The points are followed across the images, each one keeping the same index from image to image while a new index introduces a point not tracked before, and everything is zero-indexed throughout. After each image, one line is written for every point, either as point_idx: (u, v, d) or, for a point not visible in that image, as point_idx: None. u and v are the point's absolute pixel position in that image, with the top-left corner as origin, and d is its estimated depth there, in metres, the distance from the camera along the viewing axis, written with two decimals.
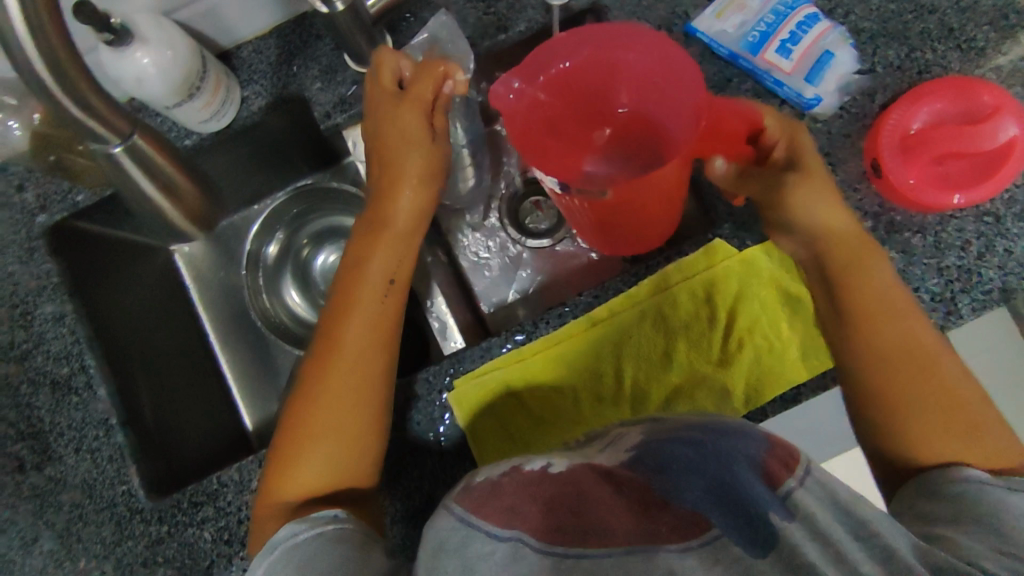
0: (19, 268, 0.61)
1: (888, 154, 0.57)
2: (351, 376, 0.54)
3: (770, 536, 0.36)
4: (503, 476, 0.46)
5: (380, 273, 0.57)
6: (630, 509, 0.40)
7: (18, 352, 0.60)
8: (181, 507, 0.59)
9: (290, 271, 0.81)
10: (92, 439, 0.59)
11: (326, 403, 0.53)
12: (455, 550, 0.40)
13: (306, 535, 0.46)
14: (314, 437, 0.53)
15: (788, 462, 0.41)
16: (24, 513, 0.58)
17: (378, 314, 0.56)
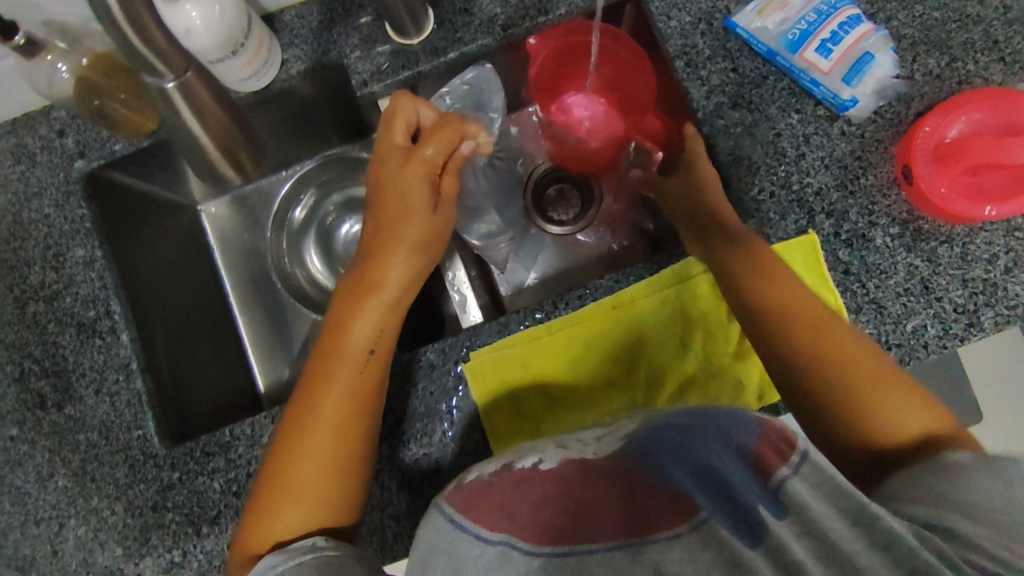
0: (56, 210, 0.63)
1: (922, 162, 0.56)
2: (331, 434, 0.52)
3: (760, 529, 0.35)
4: (493, 477, 0.47)
5: (367, 336, 0.55)
6: (616, 503, 0.40)
7: (48, 292, 0.62)
8: (193, 456, 0.60)
9: (313, 234, 0.82)
10: (112, 382, 0.61)
11: (313, 454, 0.52)
12: (443, 550, 0.43)
13: (284, 566, 0.46)
14: (298, 483, 0.51)
15: (783, 451, 0.40)
16: (43, 448, 0.60)
17: (361, 381, 0.54)
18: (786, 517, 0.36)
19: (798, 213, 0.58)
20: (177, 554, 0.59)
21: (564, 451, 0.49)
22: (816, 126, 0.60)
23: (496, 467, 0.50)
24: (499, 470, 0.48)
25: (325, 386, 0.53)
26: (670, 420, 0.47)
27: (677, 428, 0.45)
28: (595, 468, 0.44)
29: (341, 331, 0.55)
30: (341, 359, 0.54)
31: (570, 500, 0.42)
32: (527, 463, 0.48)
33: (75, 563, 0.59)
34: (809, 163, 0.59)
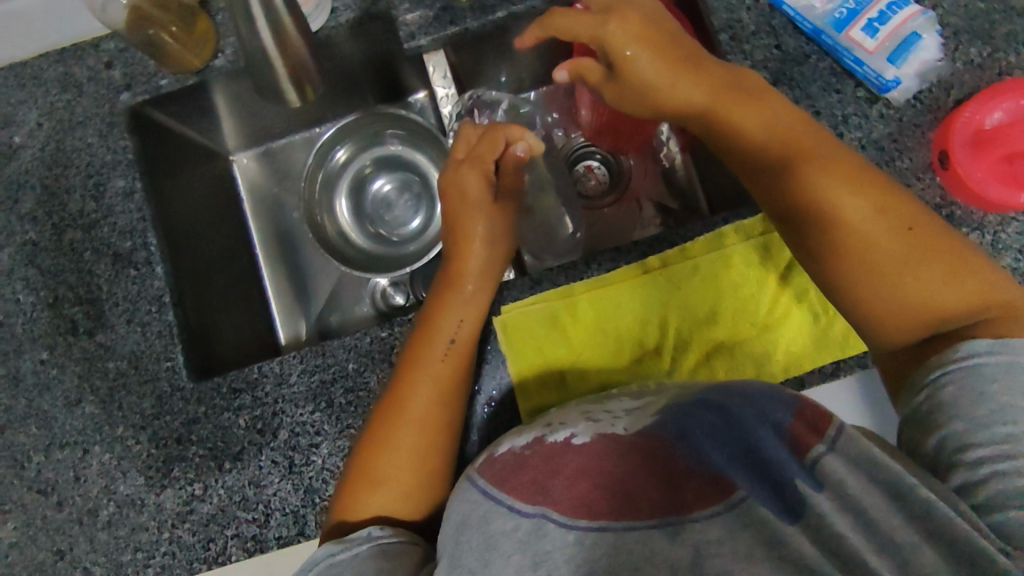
0: (99, 140, 0.63)
1: (959, 147, 0.57)
2: (415, 426, 0.53)
3: (799, 504, 0.38)
4: (526, 451, 0.45)
5: (448, 330, 0.56)
6: (654, 480, 0.40)
7: (87, 221, 0.62)
8: (220, 392, 0.60)
9: (347, 187, 0.82)
10: (144, 313, 0.61)
11: (398, 441, 0.53)
12: (477, 525, 0.43)
13: (343, 555, 0.48)
14: (385, 467, 0.53)
15: (817, 428, 0.41)
16: (73, 373, 0.61)
17: (442, 373, 0.54)
18: (822, 491, 0.39)
19: None
20: (198, 487, 0.59)
21: (595, 424, 0.46)
22: (855, 107, 0.60)
23: (528, 440, 0.47)
24: (532, 443, 0.46)
25: (410, 380, 0.54)
26: (707, 394, 0.45)
27: (715, 406, 0.43)
28: (631, 441, 0.42)
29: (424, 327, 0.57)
30: (426, 350, 0.55)
31: (605, 476, 0.41)
32: (560, 436, 0.45)
33: (97, 489, 0.59)
34: (846, 142, 0.60)
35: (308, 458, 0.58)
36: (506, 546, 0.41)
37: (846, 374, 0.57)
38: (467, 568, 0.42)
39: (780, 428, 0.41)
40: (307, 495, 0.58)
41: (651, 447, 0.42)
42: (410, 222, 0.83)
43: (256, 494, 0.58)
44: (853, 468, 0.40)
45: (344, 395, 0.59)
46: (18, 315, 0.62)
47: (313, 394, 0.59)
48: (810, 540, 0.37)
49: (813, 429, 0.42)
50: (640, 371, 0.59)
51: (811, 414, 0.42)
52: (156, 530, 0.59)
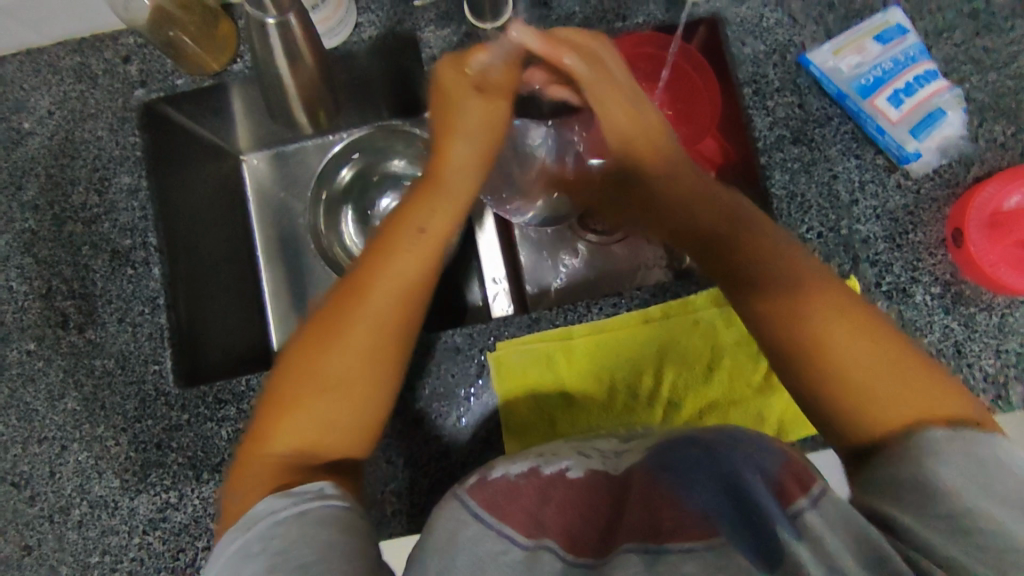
0: (107, 133, 0.63)
1: (974, 227, 0.57)
2: (368, 332, 0.49)
3: (777, 551, 0.34)
4: (519, 480, 0.43)
5: (412, 233, 0.52)
6: (641, 512, 0.38)
7: (88, 214, 0.61)
8: (205, 400, 0.59)
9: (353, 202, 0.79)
10: (137, 313, 0.60)
11: (344, 356, 0.49)
12: (463, 545, 0.39)
13: (286, 513, 0.42)
14: (321, 399, 0.48)
15: (803, 480, 0.38)
16: (58, 366, 0.60)
17: (410, 293, 0.50)
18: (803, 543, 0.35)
19: (843, 257, 0.59)
20: (174, 495, 0.58)
21: (585, 459, 0.45)
22: (874, 174, 0.60)
23: (522, 468, 0.44)
24: (527, 472, 0.43)
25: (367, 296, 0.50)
26: (697, 433, 0.45)
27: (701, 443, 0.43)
28: (620, 478, 0.42)
29: (404, 229, 0.52)
30: (387, 252, 0.51)
31: (592, 508, 0.40)
32: (552, 467, 0.44)
33: (71, 487, 0.59)
34: (860, 210, 0.59)
35: None
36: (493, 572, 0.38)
37: None
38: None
39: (764, 465, 0.40)
40: None
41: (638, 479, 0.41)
42: None
43: None
44: (836, 523, 0.36)
45: None
46: (9, 303, 0.61)
47: None
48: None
49: (800, 483, 0.38)
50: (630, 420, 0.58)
51: (789, 473, 0.39)
52: (127, 535, 0.58)
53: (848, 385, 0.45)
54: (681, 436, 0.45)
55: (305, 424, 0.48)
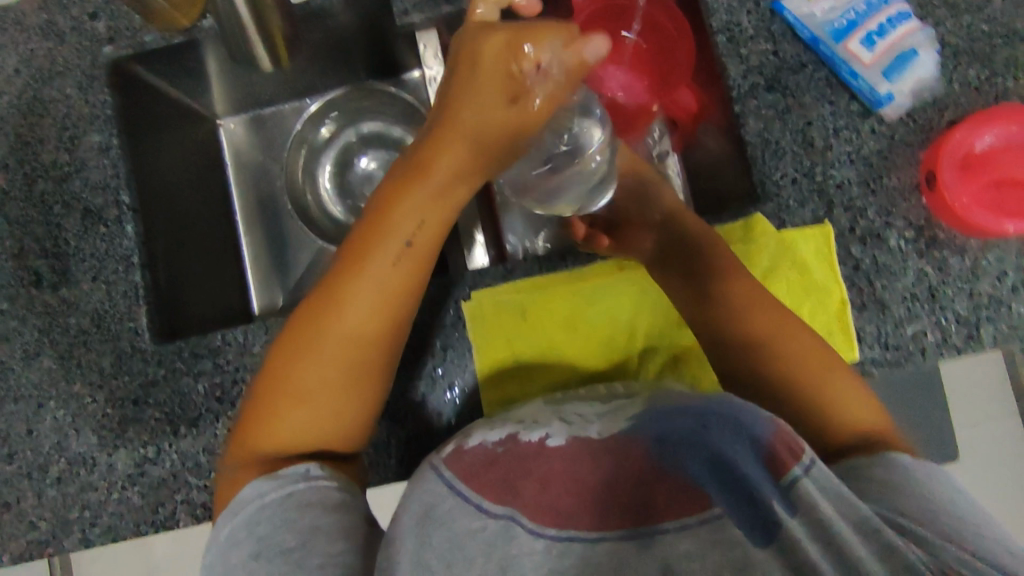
0: (76, 91, 0.62)
1: (947, 170, 0.56)
2: (347, 339, 0.50)
3: (773, 526, 0.34)
4: (498, 448, 0.45)
5: (394, 245, 0.51)
6: (626, 487, 0.39)
7: (59, 173, 0.61)
8: (181, 356, 0.59)
9: (332, 156, 0.84)
10: (111, 272, 0.60)
11: (322, 373, 0.50)
12: (441, 520, 0.42)
13: (272, 497, 0.46)
14: (300, 402, 0.50)
15: (792, 447, 0.39)
16: (33, 326, 0.60)
17: (392, 289, 0.51)
18: (795, 516, 0.35)
19: (817, 203, 0.59)
20: (152, 450, 0.58)
21: (569, 425, 0.47)
22: (848, 120, 0.59)
23: (500, 435, 0.47)
24: (505, 440, 0.46)
25: (346, 295, 0.50)
26: (690, 405, 0.45)
27: (694, 412, 0.43)
28: (604, 444, 0.42)
29: (377, 234, 0.51)
30: (365, 269, 0.50)
31: (578, 482, 0.40)
32: (533, 436, 0.45)
33: (49, 444, 0.59)
34: (834, 156, 0.59)
35: None
36: (469, 549, 0.40)
37: None
38: (425, 567, 0.40)
39: (756, 439, 0.39)
40: None
41: (618, 446, 0.42)
42: None
43: (209, 461, 0.58)
44: (824, 495, 0.36)
45: None
46: None
47: None
48: (779, 567, 0.33)
49: (789, 450, 0.39)
50: (613, 370, 0.58)
51: (778, 444, 0.39)
52: (106, 490, 0.58)
53: (782, 378, 0.51)
54: (674, 407, 0.46)
55: (291, 421, 0.50)
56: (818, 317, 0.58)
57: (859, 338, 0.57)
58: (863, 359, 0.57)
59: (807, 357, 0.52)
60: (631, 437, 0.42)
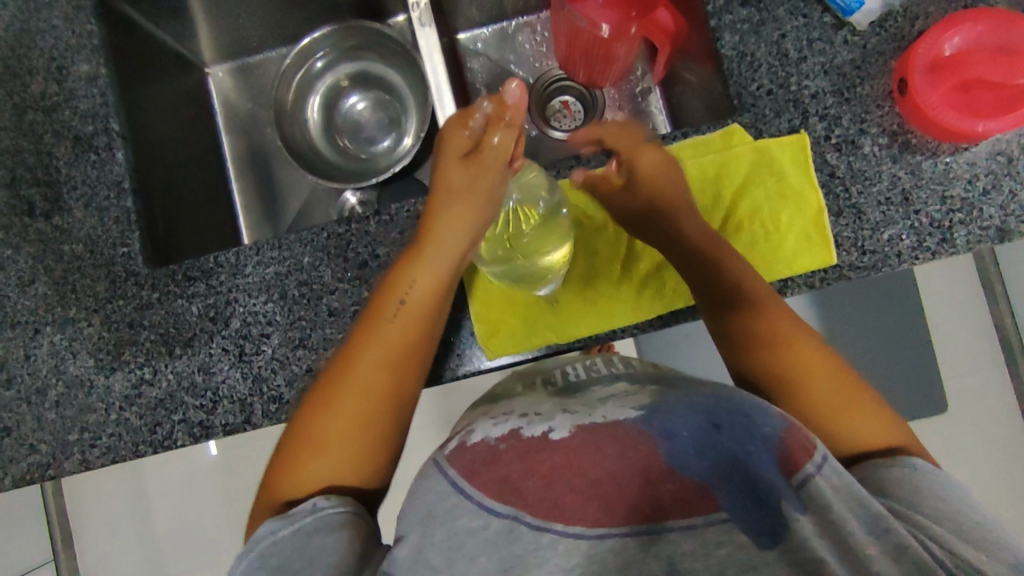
0: (63, 22, 0.63)
1: (917, 74, 0.58)
2: (370, 389, 0.51)
3: (782, 528, 0.37)
4: (500, 444, 0.45)
5: (414, 296, 0.54)
6: (637, 490, 0.39)
7: (48, 103, 0.62)
8: (175, 279, 0.60)
9: (320, 96, 0.81)
10: (102, 199, 0.61)
11: (349, 417, 0.51)
12: (442, 521, 0.42)
13: (283, 533, 0.44)
14: (325, 450, 0.50)
15: (808, 449, 0.41)
16: (27, 254, 0.61)
17: (398, 347, 0.53)
18: (805, 514, 0.38)
19: (793, 113, 0.60)
20: (148, 371, 0.60)
21: (572, 416, 0.46)
22: (821, 32, 0.61)
23: (503, 431, 0.46)
24: (507, 437, 0.45)
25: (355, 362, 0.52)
26: (695, 399, 0.44)
27: (702, 407, 0.43)
28: (612, 433, 0.42)
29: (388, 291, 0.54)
30: (385, 316, 0.53)
31: (581, 477, 0.41)
32: (537, 431, 0.45)
33: (46, 369, 0.60)
34: (809, 66, 0.60)
35: (259, 347, 0.59)
36: (471, 547, 0.40)
37: (793, 292, 0.60)
38: (429, 566, 0.41)
39: (768, 438, 0.41)
40: (255, 383, 0.59)
41: (628, 438, 0.42)
42: (381, 141, 0.84)
43: (205, 380, 0.59)
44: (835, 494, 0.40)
45: (298, 287, 0.60)
46: None
47: (267, 286, 0.60)
48: (786, 564, 0.36)
49: (803, 450, 0.41)
50: (602, 320, 0.60)
51: (791, 444, 0.41)
52: (104, 412, 0.59)
53: (790, 381, 0.52)
54: (678, 399, 0.45)
55: (321, 463, 0.49)
56: (797, 222, 0.59)
57: (837, 243, 0.59)
58: (842, 262, 0.59)
59: (833, 380, 0.52)
60: (642, 433, 0.41)
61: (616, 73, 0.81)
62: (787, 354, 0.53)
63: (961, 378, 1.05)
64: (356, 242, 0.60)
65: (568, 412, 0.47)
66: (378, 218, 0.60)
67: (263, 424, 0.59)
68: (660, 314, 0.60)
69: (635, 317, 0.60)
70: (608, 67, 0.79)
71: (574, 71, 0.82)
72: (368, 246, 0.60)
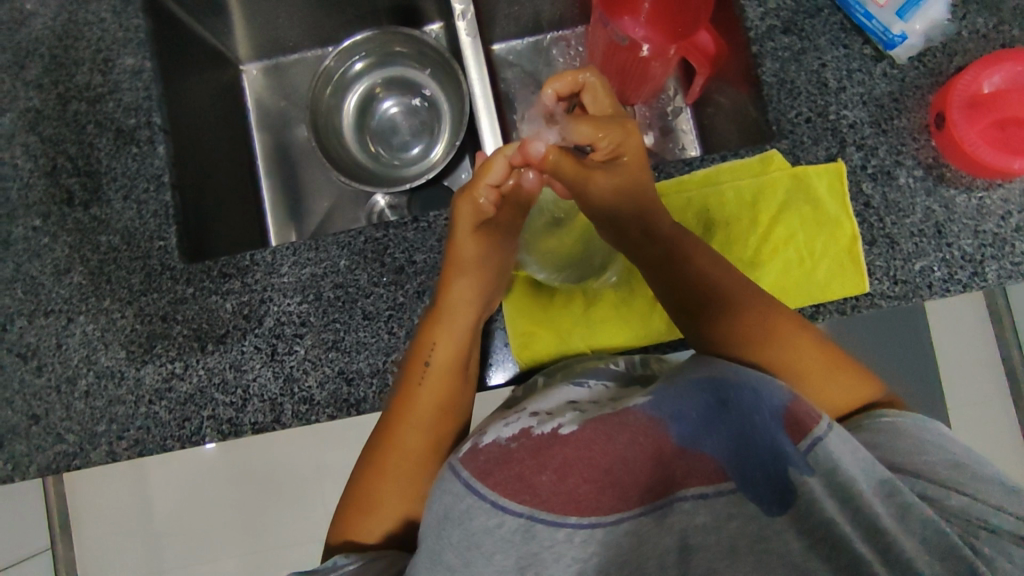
0: (111, 16, 0.64)
1: (955, 109, 0.59)
2: (425, 425, 0.59)
3: (791, 492, 0.40)
4: (512, 443, 0.44)
5: (457, 335, 0.59)
6: (647, 472, 0.41)
7: (92, 94, 0.62)
8: (210, 275, 0.60)
9: (356, 98, 0.82)
10: (142, 191, 0.61)
11: (410, 454, 0.59)
12: (459, 521, 0.43)
13: None
14: (392, 483, 0.59)
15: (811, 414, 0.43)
16: (64, 243, 0.61)
17: (431, 421, 0.59)
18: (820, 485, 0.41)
19: (830, 141, 0.61)
20: (179, 365, 0.60)
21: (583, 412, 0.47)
22: (861, 63, 0.62)
23: (513, 431, 0.46)
24: (519, 435, 0.45)
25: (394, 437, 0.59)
26: (696, 374, 0.45)
27: (709, 386, 0.44)
28: (623, 419, 0.43)
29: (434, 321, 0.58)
30: (432, 359, 0.58)
31: (593, 467, 0.41)
32: (547, 428, 0.45)
33: (76, 359, 0.60)
34: (847, 97, 0.61)
35: (291, 348, 0.59)
36: (488, 544, 0.42)
37: (824, 318, 0.61)
38: (445, 565, 0.44)
39: (775, 409, 0.43)
40: (285, 384, 0.59)
41: (638, 424, 0.42)
42: (412, 148, 0.84)
43: (235, 378, 0.59)
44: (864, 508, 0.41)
45: (333, 290, 0.60)
46: (13, 180, 0.62)
47: (302, 287, 0.60)
48: (796, 532, 0.40)
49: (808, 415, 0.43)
50: (633, 333, 0.60)
51: (799, 410, 0.43)
52: (133, 404, 0.59)
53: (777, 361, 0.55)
54: (685, 377, 0.46)
55: (391, 498, 0.59)
56: (831, 250, 0.59)
57: (869, 272, 0.59)
58: (874, 292, 0.59)
59: (819, 357, 0.56)
60: (651, 418, 0.42)
61: (650, 91, 0.82)
62: (773, 340, 0.55)
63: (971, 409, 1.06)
64: (393, 248, 0.60)
65: (580, 411, 0.47)
66: (415, 225, 0.61)
67: (292, 425, 0.59)
68: None
69: (665, 334, 0.60)
70: (643, 85, 0.80)
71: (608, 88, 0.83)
72: (404, 252, 0.60)
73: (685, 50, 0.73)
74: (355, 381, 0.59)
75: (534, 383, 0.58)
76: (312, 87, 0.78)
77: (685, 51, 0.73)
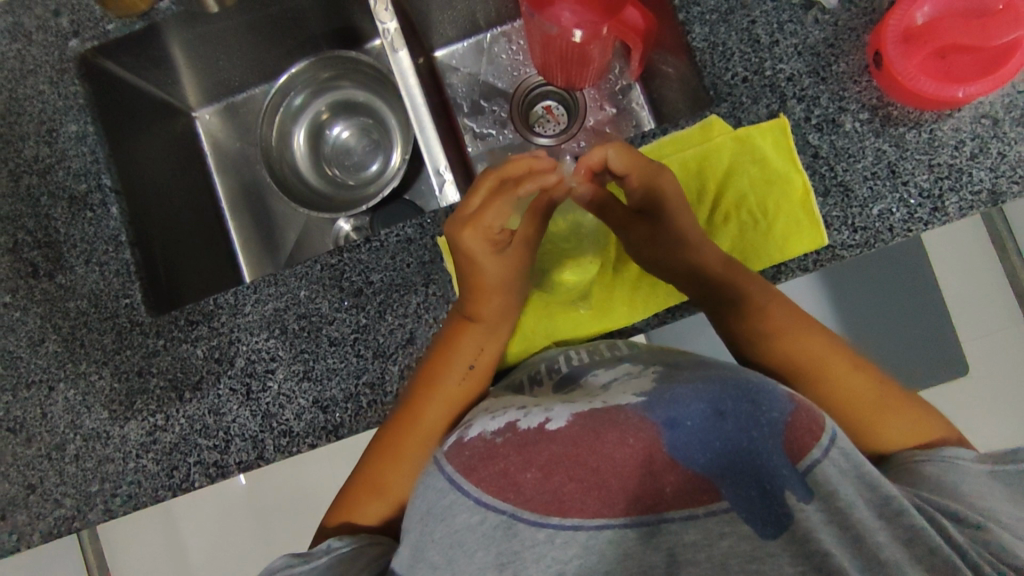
0: (50, 87, 0.65)
1: (891, 45, 0.58)
2: (443, 411, 0.59)
3: (785, 516, 0.38)
4: (497, 438, 0.45)
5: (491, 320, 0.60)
6: (636, 471, 0.40)
7: (41, 166, 0.64)
8: (178, 324, 0.61)
9: (303, 129, 0.83)
10: (102, 253, 0.63)
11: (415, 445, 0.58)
12: (439, 517, 0.43)
13: (297, 570, 0.48)
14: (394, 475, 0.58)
15: (814, 430, 0.40)
16: (35, 314, 0.63)
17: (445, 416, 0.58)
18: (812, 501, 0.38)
19: (770, 97, 0.60)
20: (161, 417, 0.61)
21: (570, 404, 0.46)
22: (791, 14, 0.61)
23: (499, 425, 0.47)
24: (503, 430, 0.45)
25: (412, 432, 0.58)
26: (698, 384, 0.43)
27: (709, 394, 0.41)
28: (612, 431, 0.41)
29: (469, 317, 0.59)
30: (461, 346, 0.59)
31: (580, 466, 0.41)
32: (533, 423, 0.45)
33: (63, 425, 0.61)
34: (781, 50, 0.60)
35: (265, 384, 0.60)
36: (470, 543, 0.42)
37: (788, 277, 0.61)
38: (429, 563, 0.43)
39: (775, 425, 0.40)
40: (264, 420, 0.60)
41: (628, 423, 0.41)
42: (369, 166, 0.85)
43: (216, 421, 0.60)
44: (839, 473, 0.40)
45: (297, 322, 0.61)
46: None
47: (268, 323, 0.61)
48: (791, 557, 0.37)
49: (811, 432, 0.40)
50: (604, 322, 0.61)
51: (800, 425, 0.40)
52: (122, 461, 0.61)
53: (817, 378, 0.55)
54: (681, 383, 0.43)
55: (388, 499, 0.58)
56: (786, 207, 0.59)
57: (827, 223, 0.58)
58: (833, 242, 0.58)
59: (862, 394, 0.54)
60: (642, 419, 0.41)
61: (598, 75, 0.82)
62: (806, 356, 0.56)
63: (990, 337, 0.99)
64: (351, 272, 0.60)
65: (568, 402, 0.47)
66: (368, 245, 0.60)
67: (276, 458, 0.60)
68: (655, 312, 0.60)
69: (631, 318, 0.60)
70: (587, 72, 0.80)
71: (555, 79, 0.84)
72: (361, 274, 0.60)
73: (619, 31, 0.72)
74: (332, 408, 0.59)
75: (523, 376, 0.58)
76: (260, 128, 0.79)
77: (620, 32, 0.72)
